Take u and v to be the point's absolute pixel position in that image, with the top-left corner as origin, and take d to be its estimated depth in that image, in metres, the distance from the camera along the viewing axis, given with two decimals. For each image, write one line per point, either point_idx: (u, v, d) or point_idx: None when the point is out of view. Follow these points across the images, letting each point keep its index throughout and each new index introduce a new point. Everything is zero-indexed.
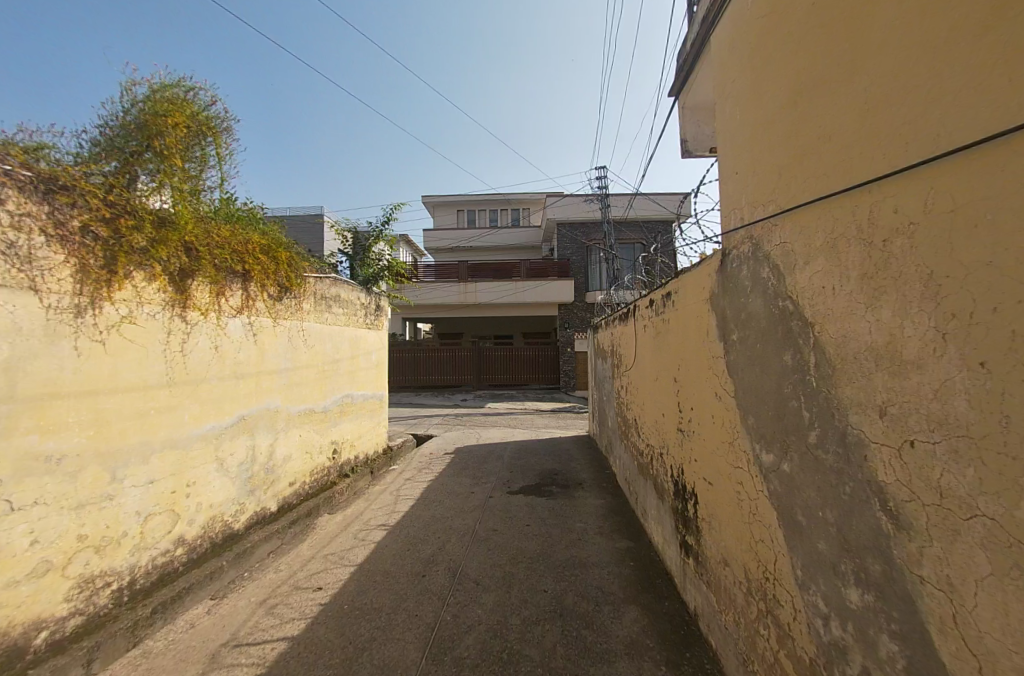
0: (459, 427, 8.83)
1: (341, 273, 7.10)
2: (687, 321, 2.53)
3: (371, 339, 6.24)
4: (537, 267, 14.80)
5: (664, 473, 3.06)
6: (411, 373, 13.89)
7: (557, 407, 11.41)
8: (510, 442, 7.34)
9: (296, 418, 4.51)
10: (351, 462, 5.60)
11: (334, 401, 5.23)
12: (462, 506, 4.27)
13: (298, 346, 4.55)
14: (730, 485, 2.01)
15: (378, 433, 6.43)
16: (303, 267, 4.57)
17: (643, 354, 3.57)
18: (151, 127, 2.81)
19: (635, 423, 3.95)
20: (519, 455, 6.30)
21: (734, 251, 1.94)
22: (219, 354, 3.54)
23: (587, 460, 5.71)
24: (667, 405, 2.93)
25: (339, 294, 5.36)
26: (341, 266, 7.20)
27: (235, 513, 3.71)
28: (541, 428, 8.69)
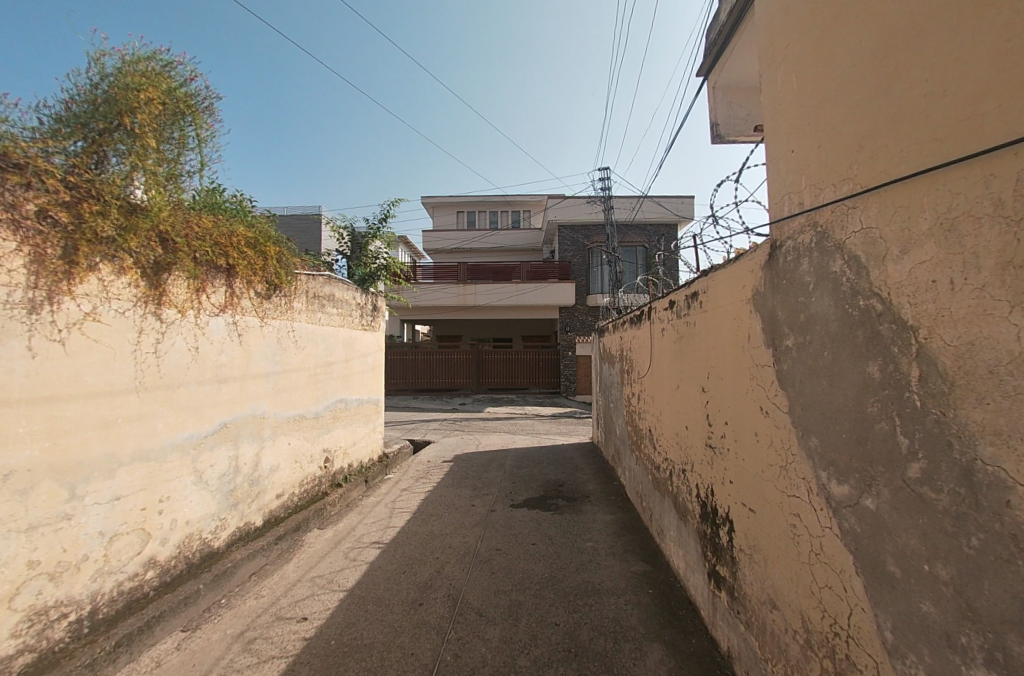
0: (458, 432, 8.51)
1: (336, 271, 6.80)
2: (719, 324, 2.24)
3: (366, 341, 5.93)
4: (538, 269, 14.51)
5: (687, 491, 2.77)
6: (408, 376, 13.56)
7: (558, 412, 11.11)
8: (511, 449, 7.03)
9: (284, 424, 4.19)
10: (344, 470, 5.28)
11: (326, 406, 4.92)
12: (462, 522, 3.96)
13: (287, 347, 4.24)
14: (780, 515, 1.72)
15: (373, 440, 6.12)
16: (294, 262, 4.26)
17: (660, 360, 3.28)
18: (122, 103, 2.51)
19: (649, 435, 3.66)
20: (522, 463, 6.00)
21: (789, 242, 1.67)
22: (198, 355, 3.24)
23: (593, 471, 5.40)
24: (692, 417, 2.64)
25: (333, 292, 5.05)
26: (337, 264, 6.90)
27: (214, 530, 3.39)
28: (543, 434, 8.38)
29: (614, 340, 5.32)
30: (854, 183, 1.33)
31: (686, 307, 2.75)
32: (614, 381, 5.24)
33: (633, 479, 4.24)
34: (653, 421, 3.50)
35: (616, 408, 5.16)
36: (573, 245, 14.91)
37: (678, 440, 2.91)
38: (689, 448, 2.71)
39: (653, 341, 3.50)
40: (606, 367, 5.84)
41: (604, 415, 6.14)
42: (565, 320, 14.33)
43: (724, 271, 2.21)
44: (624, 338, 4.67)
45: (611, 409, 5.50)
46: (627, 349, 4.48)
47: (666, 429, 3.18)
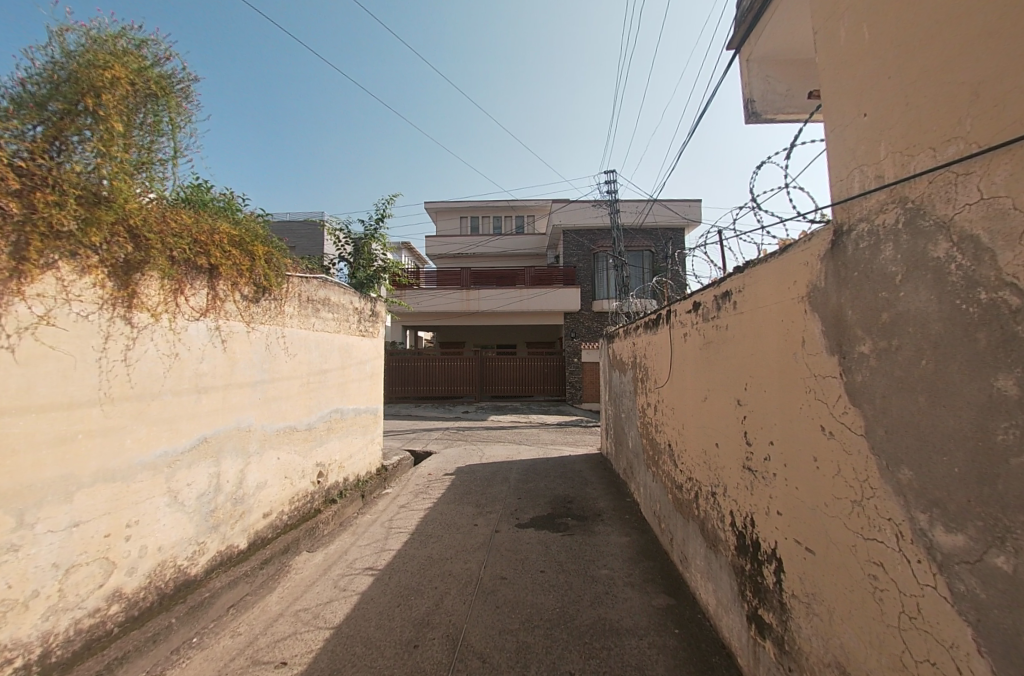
0: (461, 442, 8.18)
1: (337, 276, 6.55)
2: (761, 327, 1.93)
3: (364, 347, 5.64)
4: (542, 275, 14.24)
5: (717, 518, 2.44)
6: (410, 383, 13.27)
7: (565, 421, 10.74)
8: (516, 460, 6.70)
9: (273, 438, 3.89)
10: (339, 484, 4.97)
11: (321, 417, 4.63)
12: (463, 545, 3.63)
13: (277, 354, 3.96)
14: (852, 562, 1.40)
15: (372, 451, 5.81)
16: (285, 264, 3.99)
17: (683, 368, 2.96)
18: (86, 83, 2.25)
19: (668, 450, 3.33)
20: (527, 477, 5.66)
21: (864, 225, 1.36)
22: (174, 364, 2.95)
23: (604, 486, 5.06)
24: (724, 434, 2.32)
25: (328, 297, 4.77)
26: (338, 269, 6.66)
27: (192, 556, 3.09)
28: (549, 444, 8.04)
29: (625, 346, 5.01)
30: (968, 142, 1.02)
31: (715, 308, 2.45)
32: (626, 390, 4.91)
33: (649, 498, 3.90)
34: (674, 436, 3.17)
35: (628, 419, 4.83)
36: (579, 250, 14.63)
37: (705, 459, 2.58)
38: (720, 469, 2.38)
39: (673, 347, 3.18)
40: (616, 375, 5.52)
41: (614, 425, 5.82)
42: (570, 326, 14.02)
43: (767, 265, 1.90)
44: (638, 344, 4.36)
45: (622, 419, 5.18)
46: (641, 356, 4.16)
47: (689, 445, 2.86)
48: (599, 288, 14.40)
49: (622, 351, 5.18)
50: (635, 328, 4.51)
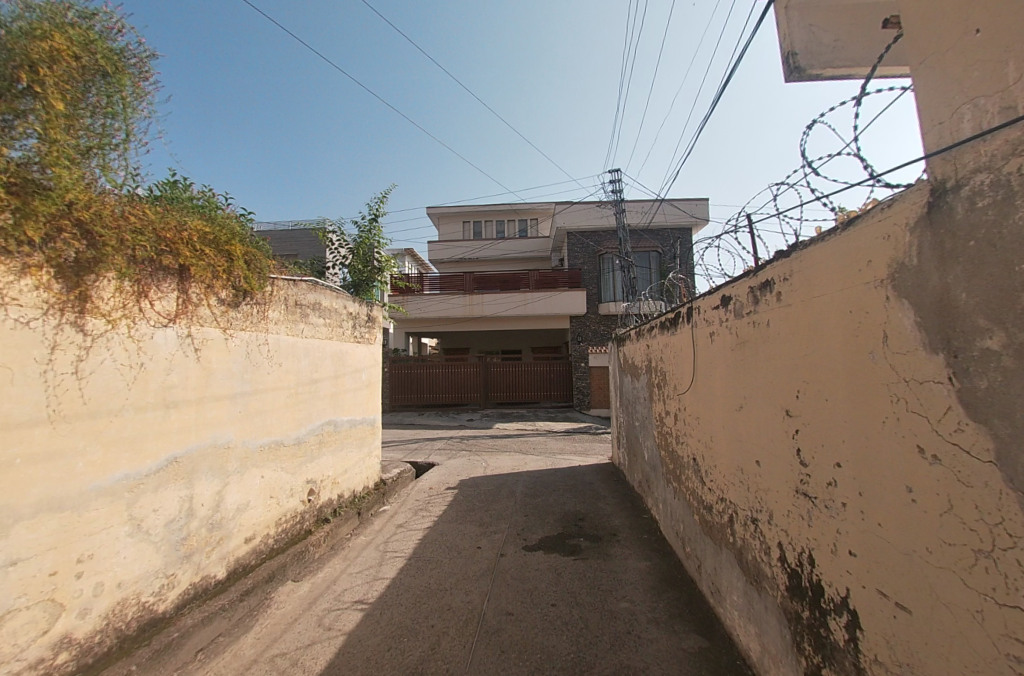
0: (464, 452, 7.81)
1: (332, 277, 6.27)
2: (818, 322, 1.58)
3: (360, 354, 5.31)
4: (547, 278, 13.90)
5: (759, 550, 2.06)
6: (414, 391, 12.94)
7: (573, 429, 10.35)
8: (523, 471, 6.32)
9: (256, 455, 3.55)
10: (333, 502, 4.63)
11: (312, 430, 4.30)
12: (465, 573, 3.26)
13: (260, 363, 3.63)
14: (978, 634, 1.03)
15: (371, 464, 5.48)
16: (267, 265, 3.67)
17: (710, 373, 2.60)
18: (24, 54, 1.94)
19: (693, 466, 2.95)
20: (535, 490, 5.29)
21: (986, 176, 1.00)
22: (137, 376, 2.63)
23: (618, 500, 4.66)
24: (767, 450, 1.96)
25: (319, 301, 4.44)
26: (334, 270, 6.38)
27: (159, 591, 2.75)
28: (557, 453, 7.65)
29: (638, 349, 4.65)
30: None
31: (751, 303, 2.09)
32: (640, 396, 4.54)
33: (670, 517, 3.52)
34: (699, 449, 2.80)
35: (643, 428, 4.44)
36: (584, 252, 14.30)
37: (742, 479, 2.21)
38: (763, 492, 2.01)
39: (696, 349, 2.81)
40: (629, 381, 5.14)
41: (626, 434, 5.44)
42: (576, 330, 13.67)
43: (825, 245, 1.55)
44: (652, 347, 3.99)
45: (636, 427, 4.80)
46: (657, 360, 3.79)
47: (720, 462, 2.48)
48: (605, 290, 14.03)
49: (635, 355, 4.80)
50: (649, 328, 4.15)
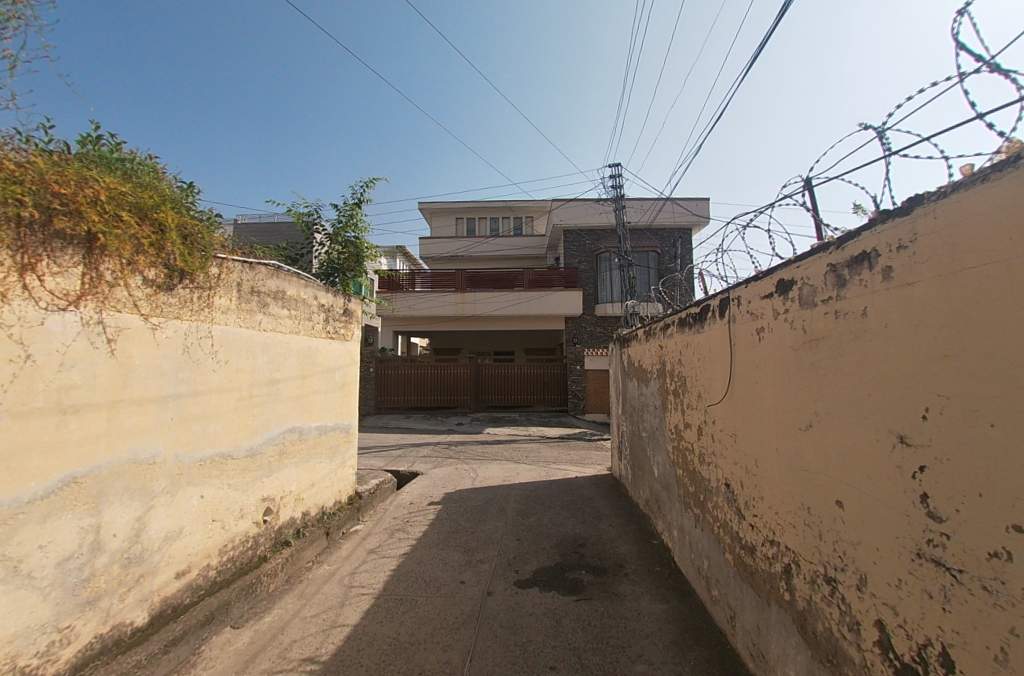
0: (452, 460, 7.20)
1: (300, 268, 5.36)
2: (971, 309, 1.05)
3: (333, 351, 4.68)
4: (542, 276, 13.34)
5: (837, 621, 1.53)
6: (401, 392, 12.28)
7: (567, 435, 9.79)
8: (516, 484, 5.73)
9: (194, 471, 2.93)
10: (296, 521, 4.00)
11: (271, 439, 3.68)
12: (444, 619, 2.67)
13: (201, 360, 3.01)
14: None
15: (344, 476, 4.86)
16: (213, 241, 3.07)
17: (754, 380, 2.07)
18: None
19: (724, 492, 2.42)
20: (529, 506, 4.71)
21: None
22: (18, 373, 1.98)
23: (622, 522, 4.10)
24: (859, 488, 1.42)
25: (283, 288, 3.81)
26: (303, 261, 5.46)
27: (47, 652, 2.10)
28: (553, 463, 7.07)
29: (647, 352, 4.10)
30: None
31: (832, 287, 1.56)
32: (649, 404, 4.00)
33: (689, 549, 2.97)
34: (735, 473, 2.27)
35: (653, 441, 3.89)
36: (581, 251, 13.78)
37: (808, 522, 1.68)
38: (850, 544, 1.47)
39: (732, 350, 2.28)
40: (634, 386, 4.59)
41: (629, 444, 4.89)
42: (572, 332, 13.12)
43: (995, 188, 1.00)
44: (665, 348, 3.46)
45: (643, 438, 4.25)
46: (673, 364, 3.25)
47: (769, 493, 1.95)
48: (602, 291, 13.53)
49: (643, 357, 4.26)
50: (661, 327, 3.62)
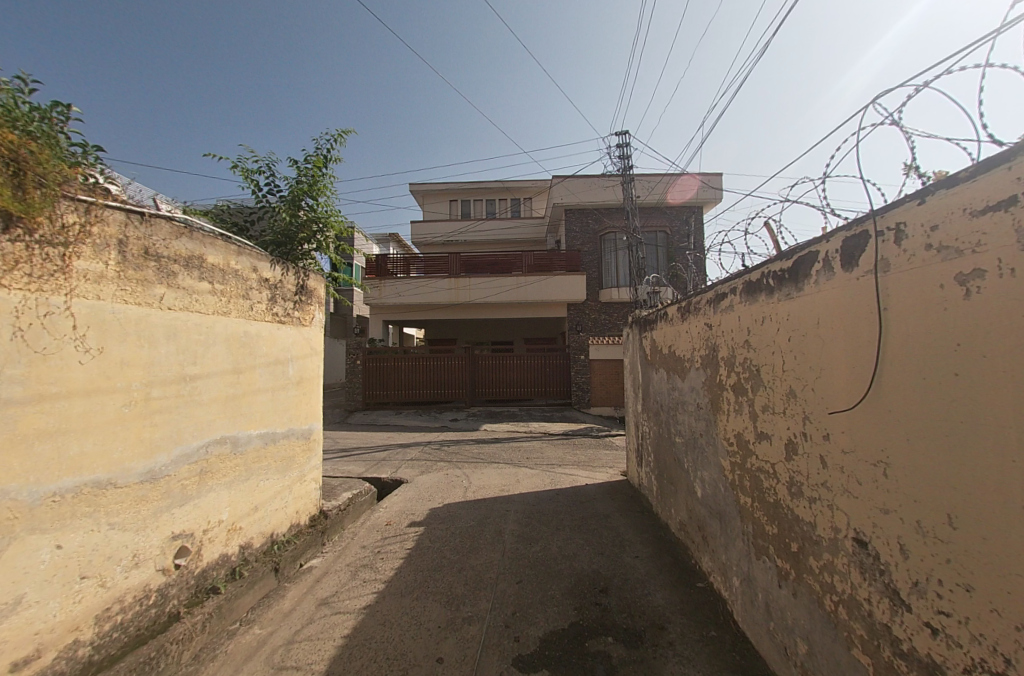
0: (442, 463, 6.27)
1: (241, 237, 4.15)
2: None
3: (286, 338, 3.70)
4: (542, 260, 12.29)
5: None
6: (390, 386, 11.31)
7: (571, 432, 8.89)
8: (516, 493, 4.78)
9: (43, 514, 1.97)
10: (230, 559, 3.08)
11: (184, 458, 2.72)
12: None
13: (53, 349, 2.04)
14: None
15: (307, 491, 3.95)
16: (64, 175, 2.08)
17: (949, 371, 1.13)
18: None
19: (853, 550, 1.50)
20: (533, 527, 3.77)
21: None
22: None
23: (653, 554, 3.18)
24: None
25: (197, 252, 2.83)
26: (246, 231, 4.25)
27: None
28: (558, 466, 6.13)
29: (682, 335, 3.14)
30: None
31: None
32: (687, 402, 3.04)
33: (766, 614, 2.05)
34: (887, 529, 1.35)
35: (693, 450, 2.95)
36: (584, 231, 12.74)
37: None
38: None
39: (883, 319, 1.34)
40: (662, 377, 3.62)
41: (654, 449, 3.96)
42: (575, 319, 12.28)
43: None
44: (717, 327, 2.51)
45: (675, 442, 3.33)
46: (735, 348, 2.30)
47: (992, 584, 1.03)
48: (607, 275, 12.56)
49: (675, 342, 3.29)
50: (708, 299, 2.67)
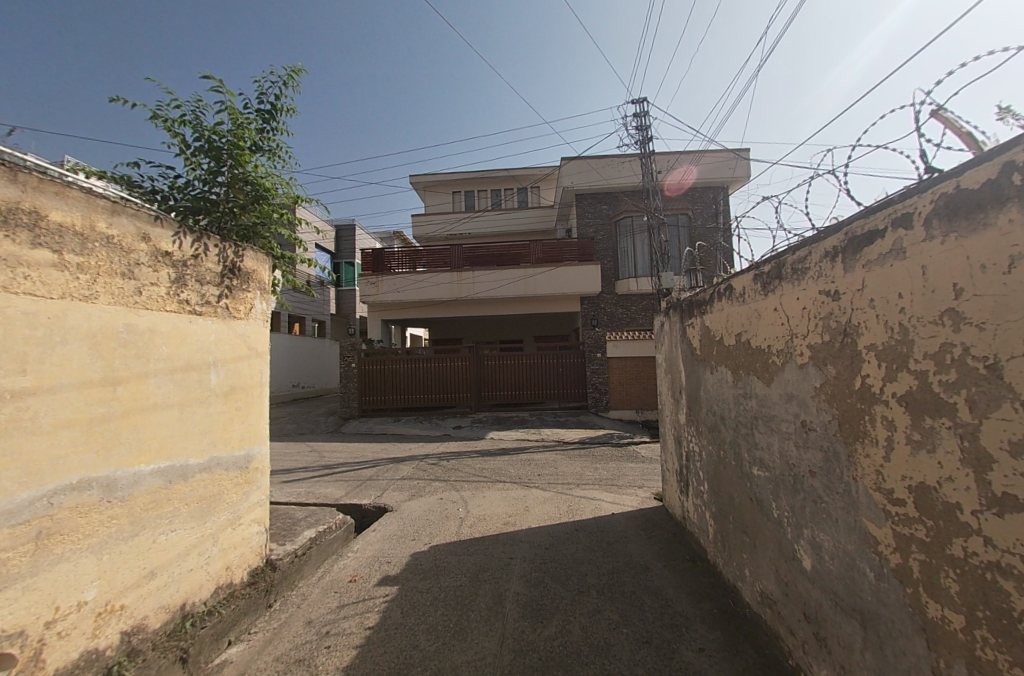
0: (437, 483, 5.22)
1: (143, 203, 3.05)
2: None
3: (205, 334, 2.73)
4: (552, 250, 11.19)
5: None
6: (388, 390, 10.35)
7: (589, 440, 7.79)
8: (525, 528, 3.71)
9: None
10: (103, 658, 2.08)
11: (5, 518, 1.71)
12: None
13: None
14: None
15: (244, 536, 2.96)
16: None
17: None
18: None
19: None
20: (546, 587, 2.71)
21: None
22: None
23: (727, 650, 2.10)
24: None
25: (29, 203, 1.83)
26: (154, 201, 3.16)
27: None
28: (576, 485, 5.03)
29: (764, 315, 2.06)
30: None
31: None
32: (779, 417, 1.96)
33: None
34: None
35: (795, 495, 1.87)
36: (597, 217, 11.64)
37: None
38: None
39: None
40: (724, 377, 2.53)
41: (709, 476, 2.87)
42: (589, 314, 11.21)
43: None
44: (856, 295, 1.46)
45: (752, 475, 2.24)
46: (914, 326, 1.23)
47: None
48: (624, 264, 11.44)
49: (749, 330, 2.22)
50: (830, 250, 1.61)
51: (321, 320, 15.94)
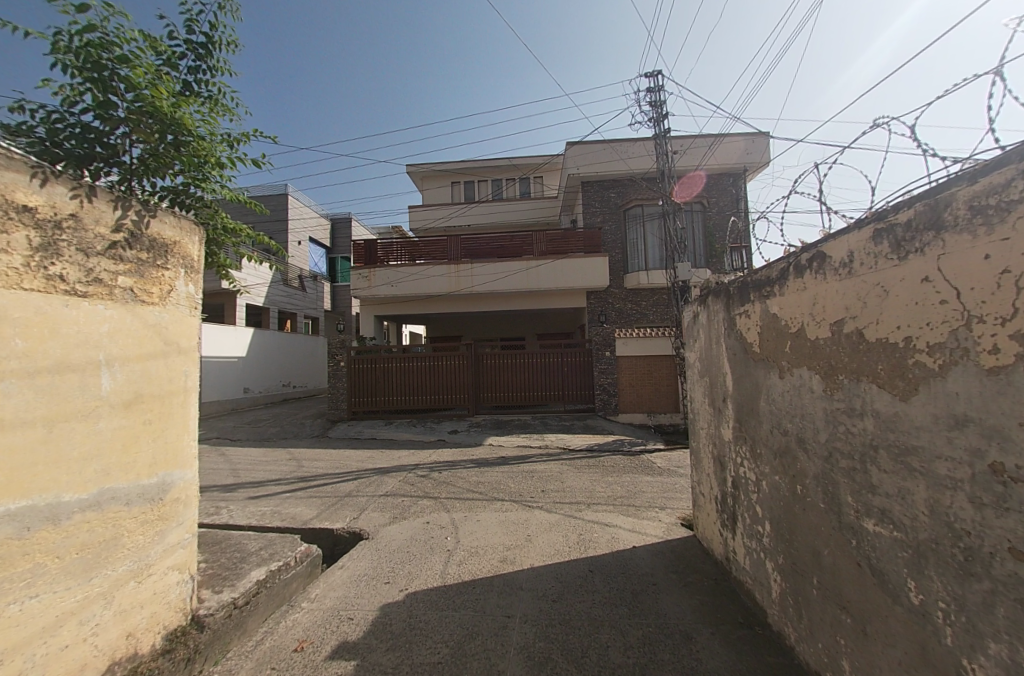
0: (425, 502, 4.50)
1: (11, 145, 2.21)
2: None
3: (93, 323, 1.99)
4: (556, 240, 10.43)
5: None
6: (380, 391, 9.65)
7: (598, 448, 7.06)
8: (527, 568, 2.97)
9: None
10: None
11: None
12: None
13: None
14: None
15: (156, 591, 2.25)
16: None
17: None
18: None
19: None
20: (555, 670, 1.98)
21: None
22: None
23: None
24: None
25: None
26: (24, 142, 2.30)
27: None
28: (587, 505, 4.29)
29: (898, 292, 1.34)
30: None
31: None
32: (936, 451, 1.22)
33: None
34: None
35: (973, 584, 1.14)
36: (604, 206, 10.89)
37: None
38: None
39: None
40: (808, 385, 1.80)
41: (772, 516, 2.15)
42: (596, 309, 10.46)
43: None
44: None
45: (863, 530, 1.52)
46: None
47: None
48: (633, 256, 10.70)
49: (860, 316, 1.50)
50: None
51: (315, 316, 15.25)
